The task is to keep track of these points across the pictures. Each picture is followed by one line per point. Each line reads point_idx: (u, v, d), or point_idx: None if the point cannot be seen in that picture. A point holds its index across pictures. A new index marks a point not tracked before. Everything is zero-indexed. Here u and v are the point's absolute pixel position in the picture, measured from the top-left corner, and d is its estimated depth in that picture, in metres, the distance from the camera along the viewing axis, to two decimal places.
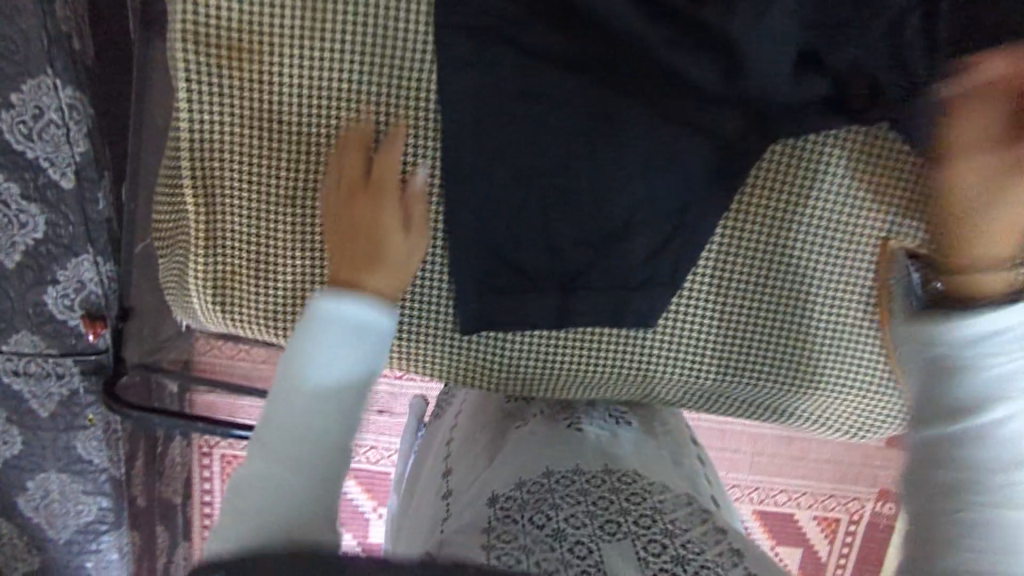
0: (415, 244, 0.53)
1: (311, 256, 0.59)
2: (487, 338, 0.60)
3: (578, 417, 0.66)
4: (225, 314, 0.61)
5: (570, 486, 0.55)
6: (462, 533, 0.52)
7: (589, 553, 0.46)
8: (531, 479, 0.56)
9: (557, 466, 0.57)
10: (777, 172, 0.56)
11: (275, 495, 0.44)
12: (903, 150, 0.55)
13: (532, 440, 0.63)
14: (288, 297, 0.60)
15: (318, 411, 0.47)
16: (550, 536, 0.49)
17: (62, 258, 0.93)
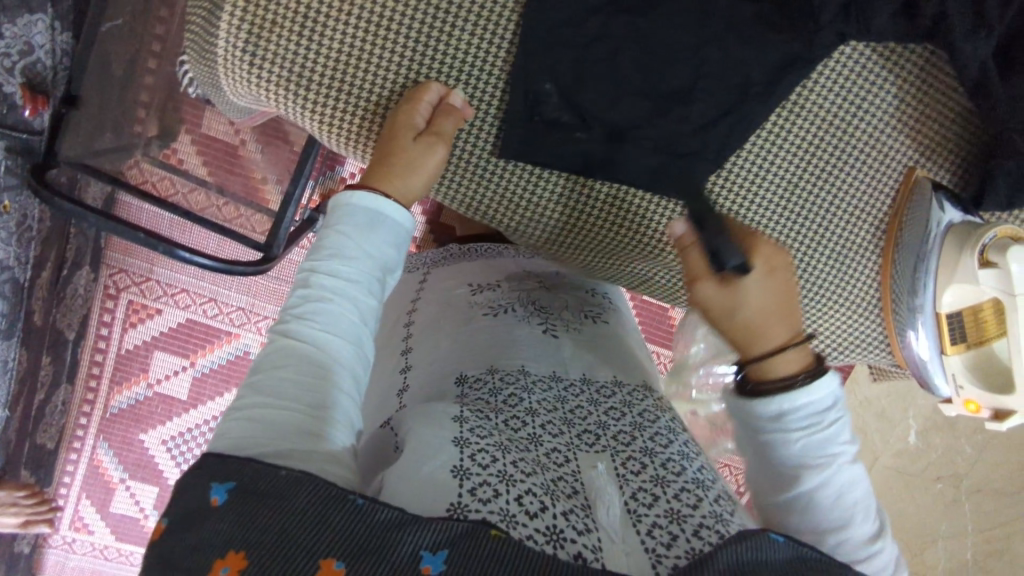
0: (430, 158, 0.52)
1: (374, 28, 0.51)
2: (520, 172, 0.58)
3: (554, 322, 0.62)
4: (252, 70, 0.52)
5: (547, 391, 0.53)
6: (433, 409, 0.49)
7: (566, 462, 0.46)
8: (504, 368, 0.55)
9: (534, 368, 0.56)
10: (838, 73, 0.58)
11: (288, 376, 0.44)
12: (949, 87, 0.58)
13: (504, 330, 0.60)
14: (336, 72, 0.52)
15: (329, 302, 0.46)
16: (524, 437, 0.47)
17: (12, 11, 0.82)
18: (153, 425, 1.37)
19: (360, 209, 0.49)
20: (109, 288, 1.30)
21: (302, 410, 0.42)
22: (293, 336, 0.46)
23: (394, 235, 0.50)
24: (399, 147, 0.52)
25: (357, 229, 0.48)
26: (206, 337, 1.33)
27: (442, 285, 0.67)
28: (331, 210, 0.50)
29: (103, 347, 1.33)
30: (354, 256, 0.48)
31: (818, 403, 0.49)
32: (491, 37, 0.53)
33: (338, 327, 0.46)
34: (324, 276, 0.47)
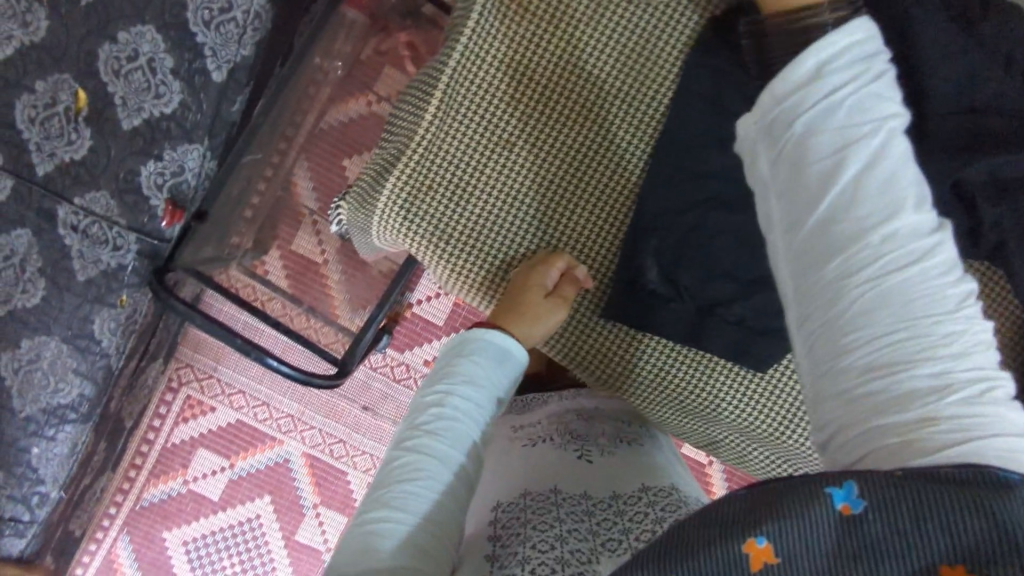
0: (552, 314, 0.61)
1: (509, 203, 0.62)
2: (615, 328, 0.65)
3: (589, 450, 0.65)
4: (403, 220, 0.61)
5: (574, 505, 0.57)
6: (472, 543, 0.57)
7: (583, 560, 0.50)
8: (537, 490, 0.59)
9: (564, 487, 0.59)
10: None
11: (417, 488, 0.53)
12: (1005, 300, 0.64)
13: (548, 458, 0.64)
14: (471, 232, 0.62)
15: (456, 424, 0.56)
16: (550, 538, 0.52)
17: (176, 139, 0.93)
18: (178, 524, 1.38)
19: (492, 345, 0.60)
20: (172, 380, 1.36)
21: (424, 528, 0.51)
22: (424, 447, 0.55)
23: (511, 373, 0.61)
24: (531, 303, 0.60)
25: (487, 360, 0.59)
26: (251, 441, 1.37)
27: (493, 431, 0.72)
28: (466, 338, 0.60)
29: (152, 437, 1.36)
30: (482, 386, 0.58)
31: (897, 238, 0.44)
32: (605, 220, 0.63)
33: (461, 446, 0.56)
34: (457, 400, 0.57)
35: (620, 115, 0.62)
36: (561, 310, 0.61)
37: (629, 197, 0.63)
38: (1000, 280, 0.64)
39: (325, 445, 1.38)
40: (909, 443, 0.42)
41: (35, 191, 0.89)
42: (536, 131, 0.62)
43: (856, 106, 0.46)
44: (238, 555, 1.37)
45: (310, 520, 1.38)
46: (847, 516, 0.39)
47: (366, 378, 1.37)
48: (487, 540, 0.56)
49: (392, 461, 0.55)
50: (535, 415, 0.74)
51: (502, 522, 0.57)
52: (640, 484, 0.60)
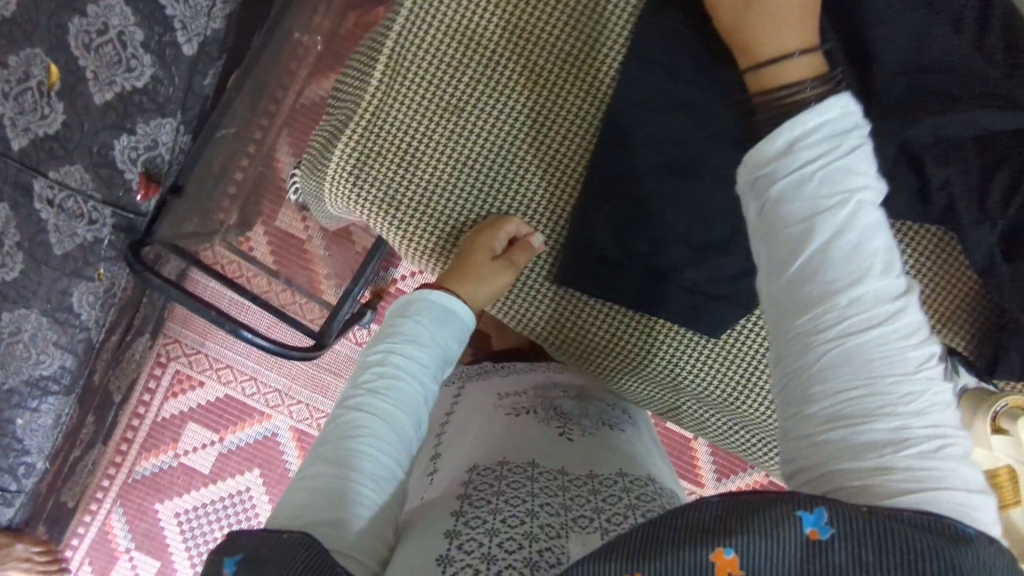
0: (498, 277, 0.62)
1: (457, 169, 0.62)
2: (568, 294, 0.66)
3: (571, 429, 0.65)
4: (352, 187, 0.62)
5: (550, 480, 0.55)
6: (438, 502, 0.54)
7: (556, 536, 0.48)
8: (514, 461, 0.57)
9: (544, 462, 0.58)
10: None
11: (359, 444, 0.52)
12: (959, 263, 0.64)
13: (520, 430, 0.62)
14: (420, 198, 0.63)
15: (399, 381, 0.56)
16: (519, 514, 0.50)
17: (149, 113, 0.95)
18: (170, 496, 1.41)
19: (435, 304, 0.60)
20: (160, 356, 1.38)
21: (365, 481, 0.50)
22: (365, 405, 0.54)
23: (457, 332, 0.61)
24: (476, 263, 0.61)
25: (431, 320, 0.59)
26: (240, 415, 1.39)
27: (476, 396, 0.70)
28: (409, 298, 0.61)
29: (143, 411, 1.39)
30: (426, 345, 0.58)
31: (871, 306, 0.43)
32: (555, 185, 0.64)
33: (404, 406, 0.56)
34: (399, 358, 0.57)
35: (566, 78, 0.62)
36: (507, 274, 0.62)
37: (579, 162, 0.63)
38: (953, 241, 0.64)
39: (312, 420, 1.40)
40: (871, 495, 0.41)
41: (10, 166, 0.89)
42: (482, 96, 0.62)
43: (826, 176, 0.45)
44: (229, 527, 1.40)
45: None
46: (813, 542, 0.37)
47: (352, 353, 1.38)
48: (455, 498, 0.53)
49: (335, 421, 0.55)
50: (517, 385, 0.72)
51: (476, 485, 0.55)
52: (617, 470, 0.59)
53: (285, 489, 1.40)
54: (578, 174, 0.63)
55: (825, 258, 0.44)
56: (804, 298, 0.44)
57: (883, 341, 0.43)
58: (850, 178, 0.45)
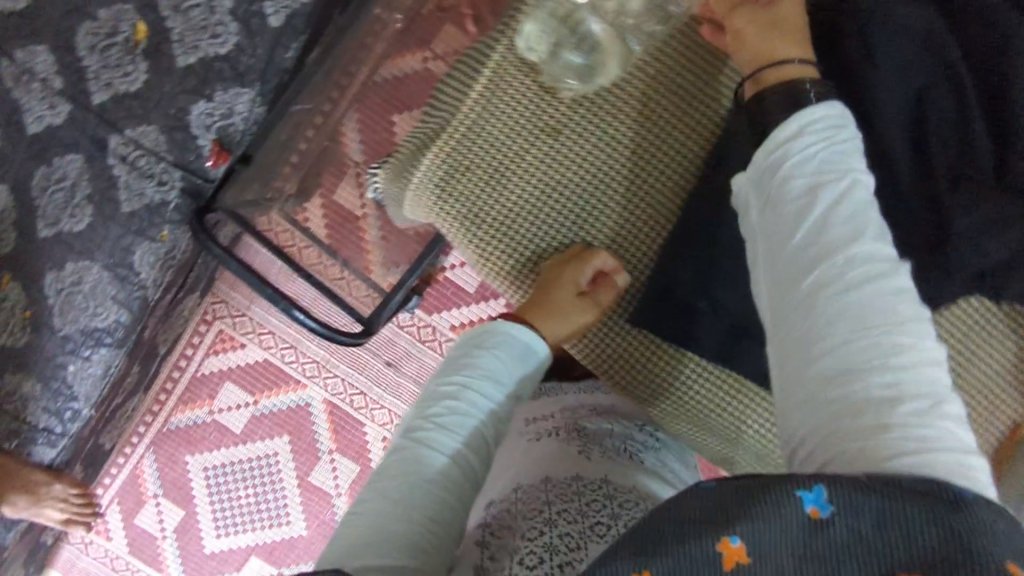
0: (582, 315, 0.61)
1: (544, 195, 0.61)
2: (641, 335, 0.64)
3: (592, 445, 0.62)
4: (437, 198, 0.61)
5: (565, 489, 0.55)
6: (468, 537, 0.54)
7: (575, 551, 0.49)
8: (529, 483, 0.57)
9: (557, 475, 0.57)
10: (960, 318, 0.61)
11: (422, 477, 0.53)
12: None
13: (541, 455, 0.61)
14: (502, 219, 0.61)
15: (468, 420, 0.56)
16: (539, 526, 0.51)
17: (227, 81, 0.96)
18: (201, 450, 1.44)
19: (511, 340, 0.60)
20: (206, 314, 1.40)
21: (424, 514, 0.51)
22: (432, 437, 0.55)
23: (531, 377, 0.61)
24: (560, 299, 0.60)
25: (506, 356, 0.59)
26: (276, 381, 1.41)
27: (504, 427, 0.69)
28: (486, 328, 0.61)
29: (183, 366, 1.41)
30: (498, 383, 0.58)
31: (873, 268, 0.45)
32: (646, 225, 0.61)
33: (470, 441, 0.56)
34: (471, 393, 0.57)
35: (668, 118, 0.60)
36: (591, 313, 0.61)
37: (673, 204, 0.61)
38: None
39: (346, 395, 1.41)
40: (869, 460, 0.41)
41: (89, 120, 0.91)
42: (580, 123, 0.60)
43: (825, 159, 0.47)
44: (254, 487, 1.44)
45: (325, 465, 1.42)
46: (815, 522, 0.39)
47: (393, 335, 1.38)
48: (476, 528, 0.55)
49: (398, 452, 0.55)
50: (550, 407, 0.70)
51: (496, 516, 0.55)
52: (636, 484, 0.58)
53: (311, 459, 1.42)
54: (670, 216, 0.61)
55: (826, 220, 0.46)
56: (804, 267, 0.46)
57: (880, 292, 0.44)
58: (851, 158, 0.47)
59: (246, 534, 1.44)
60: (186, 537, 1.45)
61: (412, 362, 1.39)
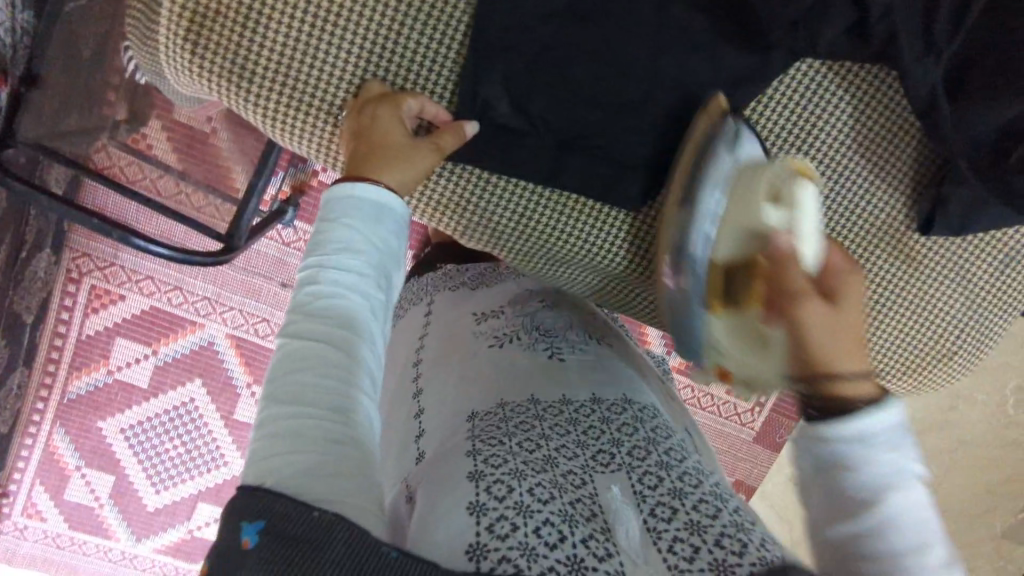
0: (424, 161, 0.52)
1: (315, 25, 0.52)
2: (462, 178, 0.58)
3: (560, 347, 0.61)
4: (193, 58, 0.52)
5: (559, 416, 0.53)
6: (446, 449, 0.52)
7: (584, 485, 0.46)
8: (513, 400, 0.54)
9: (544, 395, 0.55)
10: (789, 94, 0.57)
11: (310, 378, 0.45)
12: (896, 107, 0.57)
13: (509, 362, 0.58)
14: (275, 65, 0.53)
15: (343, 300, 0.47)
16: (539, 459, 0.47)
17: None
18: (112, 412, 1.36)
19: (365, 199, 0.49)
20: (71, 272, 1.28)
21: (328, 417, 0.43)
22: (304, 338, 0.46)
23: (399, 230, 0.51)
24: (388, 142, 0.51)
25: (364, 216, 0.49)
26: (170, 325, 1.33)
27: (440, 318, 0.67)
28: (326, 200, 0.50)
29: (64, 330, 1.31)
30: (365, 251, 0.49)
31: (880, 437, 0.44)
32: (435, 40, 0.54)
33: (350, 328, 0.47)
34: (334, 274, 0.48)
35: None
36: (431, 156, 0.52)
37: (461, 8, 0.53)
38: (883, 77, 0.56)
39: (249, 325, 1.35)
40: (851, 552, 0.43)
41: None
42: None
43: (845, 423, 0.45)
44: (180, 437, 1.39)
45: (247, 399, 1.38)
46: None
47: (281, 255, 1.31)
48: (462, 438, 0.51)
49: (278, 367, 0.46)
50: (495, 301, 0.67)
51: (483, 430, 0.51)
52: (622, 396, 0.57)
53: (231, 396, 1.38)
54: (461, 27, 0.54)
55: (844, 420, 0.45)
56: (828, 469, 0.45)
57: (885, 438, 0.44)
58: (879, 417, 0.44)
59: (185, 484, 1.41)
60: (123, 500, 1.41)
61: None
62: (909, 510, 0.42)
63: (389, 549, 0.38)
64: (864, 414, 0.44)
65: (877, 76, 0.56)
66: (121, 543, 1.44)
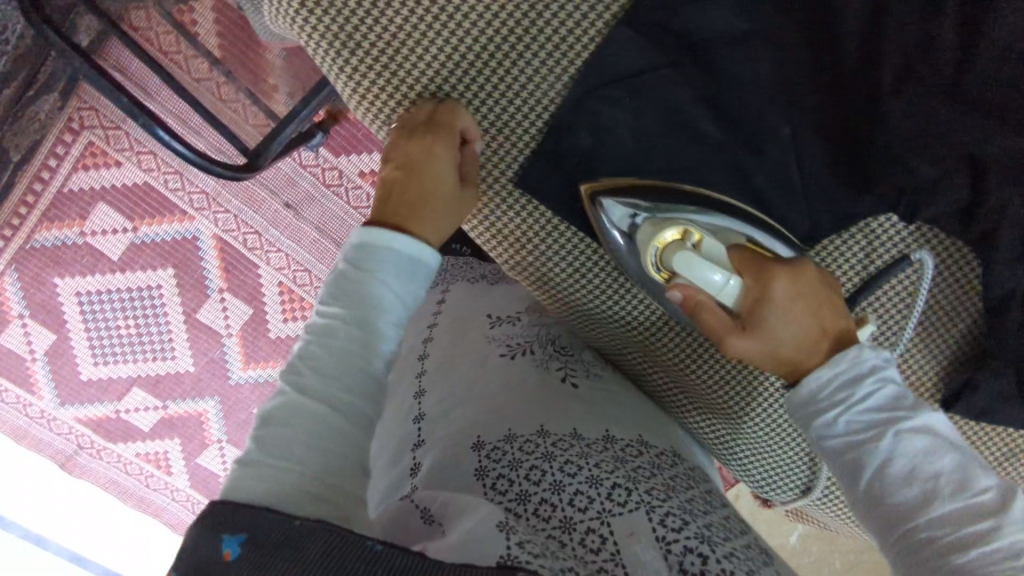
0: (463, 203, 0.53)
1: (431, 22, 0.51)
2: (531, 213, 0.58)
3: (573, 369, 0.61)
4: (299, 12, 0.50)
5: (569, 450, 0.51)
6: (451, 471, 0.51)
7: (603, 546, 0.44)
8: (525, 435, 0.52)
9: (553, 427, 0.53)
10: (855, 241, 0.57)
11: (305, 435, 0.43)
12: (966, 280, 0.56)
13: (524, 378, 0.58)
14: (381, 45, 0.51)
15: (356, 357, 0.46)
16: (556, 527, 0.46)
17: None
18: (71, 274, 1.30)
19: (392, 252, 0.48)
20: (72, 122, 1.21)
21: (316, 480, 0.42)
22: (307, 393, 0.45)
23: (425, 283, 0.50)
24: (435, 190, 0.51)
25: (391, 269, 0.47)
26: (159, 208, 1.27)
27: (458, 311, 0.67)
28: (353, 243, 0.48)
29: (46, 177, 1.23)
30: (388, 305, 0.47)
31: (861, 385, 0.49)
32: (545, 75, 0.53)
33: (355, 389, 0.45)
34: (350, 329, 0.46)
35: None
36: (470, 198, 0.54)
37: (581, 57, 0.52)
38: (965, 255, 0.55)
39: (238, 233, 1.30)
40: (904, 538, 0.45)
41: None
42: None
43: (839, 396, 0.49)
44: (135, 320, 1.34)
45: (214, 304, 1.34)
46: None
47: (293, 174, 1.27)
48: (473, 474, 0.50)
49: (277, 408, 0.45)
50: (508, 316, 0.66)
51: (493, 475, 0.50)
52: (638, 435, 0.57)
53: (199, 296, 1.33)
54: (569, 68, 0.53)
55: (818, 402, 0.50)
56: (847, 472, 0.49)
57: (863, 396, 0.49)
58: (863, 380, 0.49)
59: (126, 365, 1.38)
60: (57, 361, 1.36)
61: (314, 207, 1.29)
62: (898, 456, 0.47)
63: (373, 544, 0.38)
64: (815, 379, 0.50)
65: (959, 250, 0.55)
66: (43, 402, 1.39)
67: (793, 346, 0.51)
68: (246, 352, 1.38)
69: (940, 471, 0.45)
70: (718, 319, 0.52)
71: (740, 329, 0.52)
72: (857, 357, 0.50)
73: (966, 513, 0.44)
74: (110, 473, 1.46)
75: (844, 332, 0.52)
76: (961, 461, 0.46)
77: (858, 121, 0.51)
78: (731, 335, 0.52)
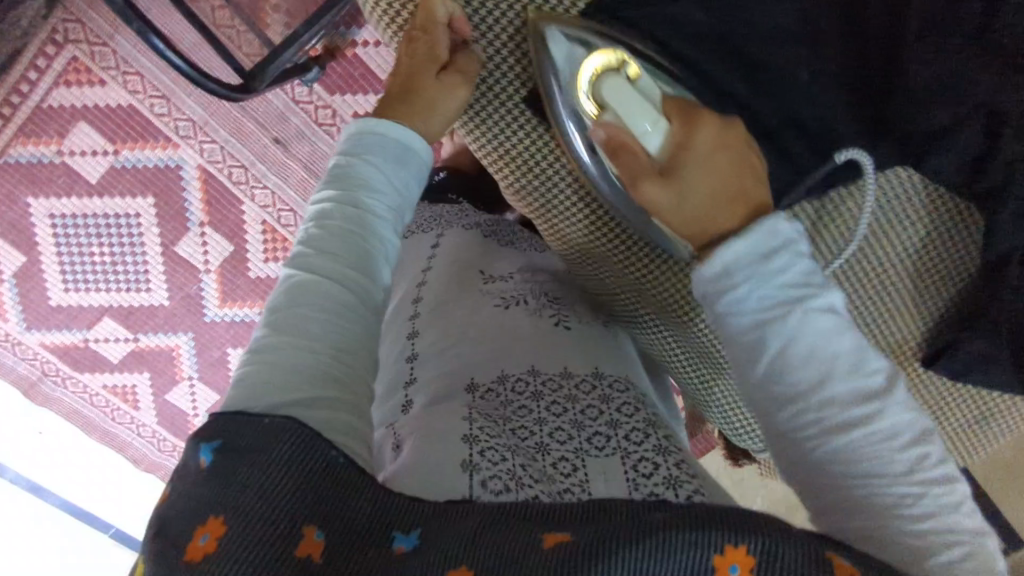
0: (452, 92, 0.55)
1: None
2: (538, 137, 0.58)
3: (565, 314, 0.61)
4: None
5: (558, 392, 0.51)
6: (434, 405, 0.50)
7: (574, 473, 0.45)
8: (515, 374, 0.52)
9: (543, 367, 0.53)
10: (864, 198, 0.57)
11: (313, 312, 0.45)
12: (967, 240, 0.57)
13: (514, 321, 0.57)
14: None
15: (358, 232, 0.48)
16: (532, 450, 0.47)
17: None
18: (46, 194, 1.26)
19: (382, 137, 0.52)
20: (56, 34, 1.16)
21: (322, 352, 0.44)
22: (311, 268, 0.47)
23: (417, 174, 0.53)
24: (423, 84, 0.55)
25: (386, 153, 0.51)
26: (143, 132, 1.23)
27: (455, 249, 0.66)
28: (346, 137, 0.53)
29: (24, 90, 1.18)
30: (383, 185, 0.51)
31: (774, 256, 0.46)
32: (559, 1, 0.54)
33: (358, 261, 0.48)
34: (346, 207, 0.49)
35: None
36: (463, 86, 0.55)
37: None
38: (967, 213, 0.57)
39: (224, 166, 1.27)
40: (798, 435, 0.44)
41: None
42: None
43: (746, 269, 0.46)
44: (111, 247, 1.31)
45: (194, 237, 1.31)
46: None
47: (285, 109, 1.24)
48: (459, 402, 0.50)
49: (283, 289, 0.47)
50: (506, 266, 0.65)
51: (480, 406, 0.50)
52: (624, 375, 0.58)
53: (179, 227, 1.30)
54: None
55: (729, 280, 0.46)
56: (748, 355, 0.46)
57: (776, 273, 0.46)
58: (779, 252, 0.46)
59: (99, 293, 1.34)
60: (26, 284, 1.32)
61: (305, 144, 1.26)
62: (800, 340, 0.44)
63: (336, 456, 0.38)
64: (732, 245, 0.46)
65: (964, 210, 0.57)
66: (8, 325, 1.35)
67: (705, 204, 0.49)
68: (225, 290, 1.35)
69: (838, 353, 0.44)
70: (636, 161, 0.49)
71: (658, 175, 0.49)
72: (776, 228, 0.47)
73: (863, 410, 0.42)
74: (75, 403, 1.42)
75: (759, 205, 0.50)
76: (862, 348, 0.45)
77: (882, 68, 0.53)
78: (646, 176, 0.49)
